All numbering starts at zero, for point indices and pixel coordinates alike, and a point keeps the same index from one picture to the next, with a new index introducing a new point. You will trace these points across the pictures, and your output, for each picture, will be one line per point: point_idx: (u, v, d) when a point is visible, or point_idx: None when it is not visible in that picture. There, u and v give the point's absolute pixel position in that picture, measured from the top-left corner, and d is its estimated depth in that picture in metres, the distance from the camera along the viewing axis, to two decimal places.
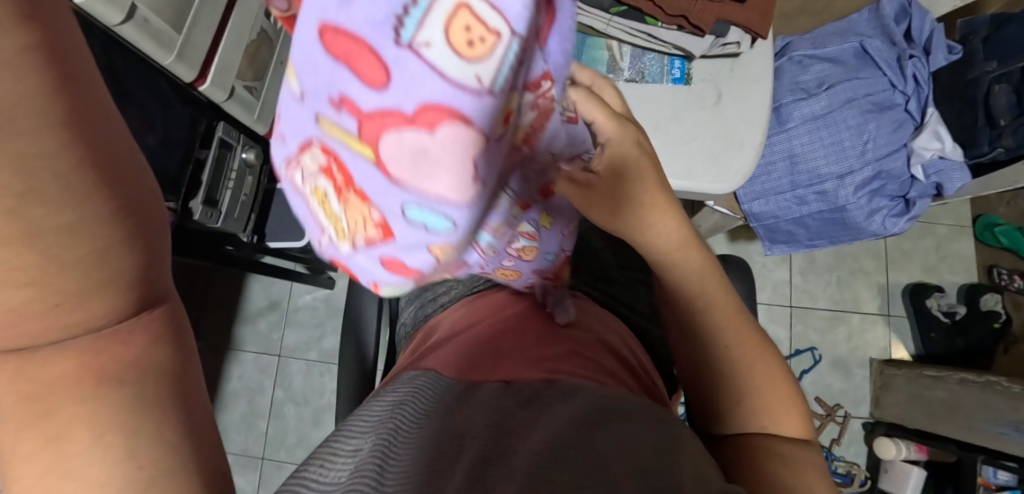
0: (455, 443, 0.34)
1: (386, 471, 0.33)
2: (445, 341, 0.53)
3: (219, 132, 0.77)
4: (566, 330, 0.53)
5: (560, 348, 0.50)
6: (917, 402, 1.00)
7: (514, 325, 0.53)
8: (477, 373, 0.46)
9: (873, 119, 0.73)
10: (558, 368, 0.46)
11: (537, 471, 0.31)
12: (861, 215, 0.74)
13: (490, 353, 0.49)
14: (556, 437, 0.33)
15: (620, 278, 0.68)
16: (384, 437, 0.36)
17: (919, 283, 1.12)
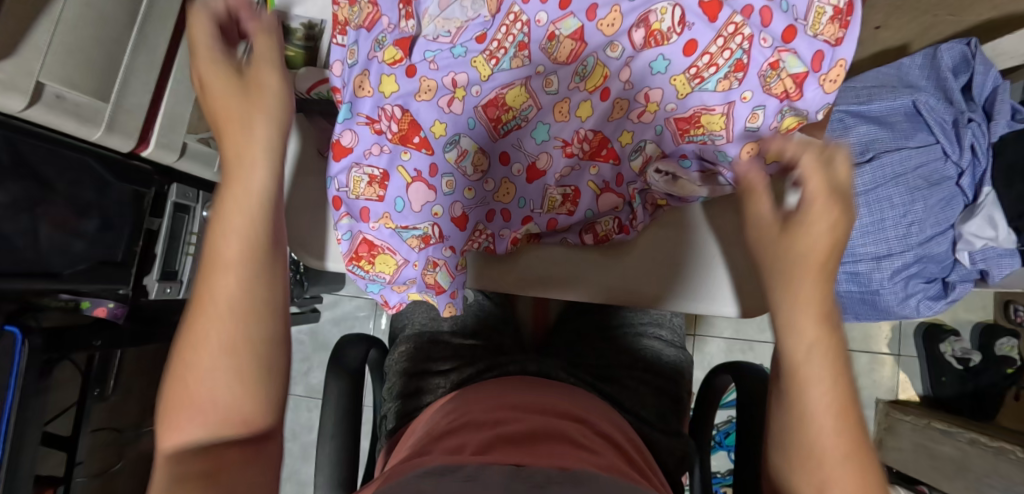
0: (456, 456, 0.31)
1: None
2: (452, 433, 0.44)
3: (174, 195, 0.67)
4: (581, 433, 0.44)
5: (560, 449, 0.39)
6: (923, 453, 0.98)
7: (508, 417, 0.46)
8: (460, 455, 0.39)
9: (921, 197, 0.64)
10: (558, 460, 0.36)
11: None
12: (894, 300, 0.67)
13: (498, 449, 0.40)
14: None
15: (622, 380, 0.63)
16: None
17: (933, 323, 1.09)
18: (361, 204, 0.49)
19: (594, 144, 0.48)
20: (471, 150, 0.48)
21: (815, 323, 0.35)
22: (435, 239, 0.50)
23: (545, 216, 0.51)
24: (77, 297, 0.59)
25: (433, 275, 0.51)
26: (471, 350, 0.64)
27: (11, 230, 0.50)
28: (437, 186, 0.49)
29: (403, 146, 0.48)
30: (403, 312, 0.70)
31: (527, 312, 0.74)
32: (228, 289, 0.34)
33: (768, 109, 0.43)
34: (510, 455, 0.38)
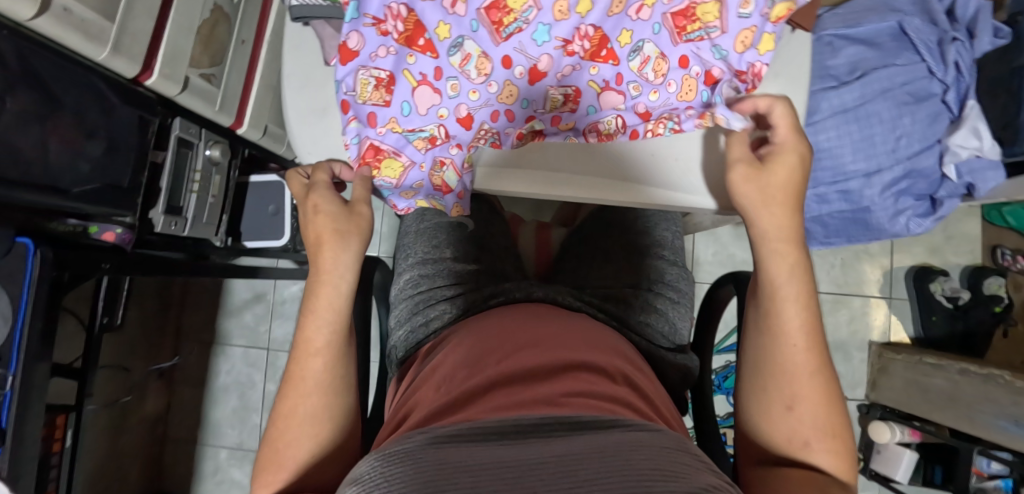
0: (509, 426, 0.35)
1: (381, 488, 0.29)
2: (466, 372, 0.46)
3: (177, 130, 0.68)
4: (590, 371, 0.45)
5: (561, 391, 0.41)
6: (914, 388, 1.00)
7: (518, 349, 0.48)
8: (476, 402, 0.41)
9: (909, 112, 0.66)
10: (559, 407, 0.38)
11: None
12: (885, 216, 0.69)
13: (483, 393, 0.42)
14: (538, 460, 0.30)
15: (627, 299, 0.61)
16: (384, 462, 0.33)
17: (924, 265, 1.11)
18: (366, 108, 0.50)
19: (594, 41, 0.50)
20: (475, 53, 0.50)
21: (797, 306, 0.43)
22: (441, 138, 0.52)
23: (547, 112, 0.54)
24: (85, 221, 0.60)
25: (440, 176, 0.54)
26: (475, 275, 0.62)
27: (21, 140, 0.50)
28: (442, 88, 0.51)
29: (410, 48, 0.50)
30: (403, 239, 0.67)
31: (529, 247, 0.73)
32: (331, 294, 0.47)
33: None
34: (489, 404, 0.40)
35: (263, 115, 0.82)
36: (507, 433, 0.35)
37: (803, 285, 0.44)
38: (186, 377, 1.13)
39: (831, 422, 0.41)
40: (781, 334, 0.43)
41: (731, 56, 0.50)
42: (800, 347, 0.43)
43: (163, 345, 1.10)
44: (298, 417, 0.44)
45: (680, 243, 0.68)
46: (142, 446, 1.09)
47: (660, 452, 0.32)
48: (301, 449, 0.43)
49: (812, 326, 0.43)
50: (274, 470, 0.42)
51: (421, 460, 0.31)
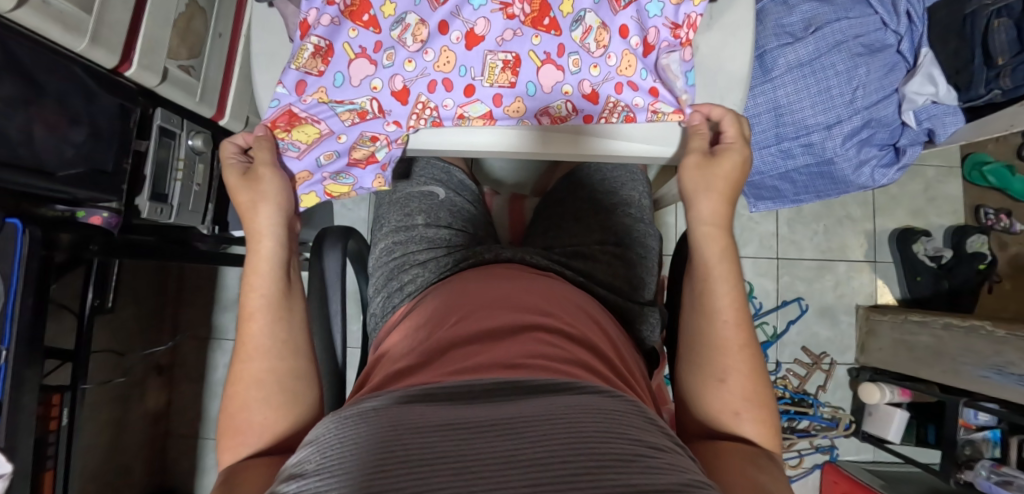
0: (461, 395, 0.36)
1: (330, 456, 0.30)
2: (434, 330, 0.48)
3: (158, 120, 0.71)
4: (549, 331, 0.46)
5: (518, 350, 0.42)
6: (902, 347, 1.00)
7: (480, 310, 0.49)
8: (440, 361, 0.43)
9: (863, 63, 0.68)
10: (508, 367, 0.40)
11: (475, 466, 0.27)
12: (849, 168, 0.71)
13: (443, 355, 0.43)
14: (484, 424, 0.31)
15: (593, 255, 0.63)
16: (343, 418, 0.34)
17: (906, 227, 1.11)
18: (297, 75, 0.50)
19: (535, 8, 0.51)
20: (415, 23, 0.51)
21: (727, 281, 0.45)
22: (373, 113, 0.53)
23: (489, 85, 0.52)
24: (73, 206, 0.63)
25: (361, 150, 0.55)
26: (447, 239, 0.64)
27: (9, 126, 0.53)
28: (379, 60, 0.52)
29: (353, 22, 0.51)
30: (378, 211, 0.69)
31: (503, 216, 0.77)
32: (260, 266, 0.50)
33: None
34: (446, 367, 0.41)
35: (243, 107, 0.85)
36: (460, 399, 0.36)
37: (729, 266, 0.46)
38: (186, 372, 1.16)
39: (761, 396, 0.42)
40: (715, 309, 0.44)
41: (666, 7, 0.50)
42: (732, 324, 0.44)
43: (160, 342, 1.13)
44: (243, 381, 0.45)
45: (649, 202, 0.70)
46: (146, 441, 1.11)
47: (604, 415, 0.33)
48: (254, 414, 0.44)
49: (739, 303, 0.45)
50: (233, 434, 0.43)
51: (379, 417, 0.33)
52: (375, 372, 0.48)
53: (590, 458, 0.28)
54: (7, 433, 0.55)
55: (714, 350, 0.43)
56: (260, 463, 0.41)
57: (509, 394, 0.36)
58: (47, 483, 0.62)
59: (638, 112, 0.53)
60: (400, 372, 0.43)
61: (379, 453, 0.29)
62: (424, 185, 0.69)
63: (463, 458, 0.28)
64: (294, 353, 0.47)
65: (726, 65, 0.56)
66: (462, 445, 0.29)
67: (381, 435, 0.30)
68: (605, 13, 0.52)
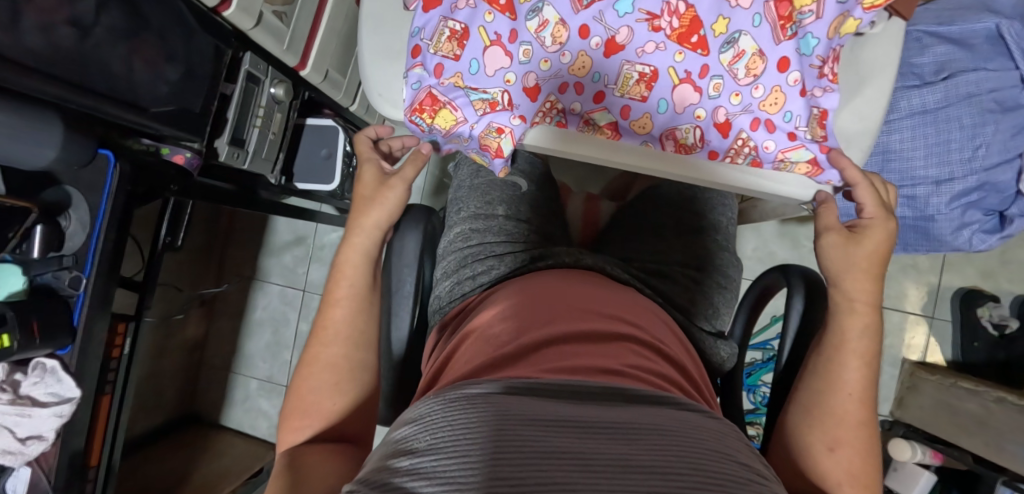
0: (561, 394, 0.35)
1: (442, 435, 0.30)
2: (521, 323, 0.47)
3: (247, 65, 0.69)
4: (638, 343, 0.46)
5: (610, 360, 0.41)
6: (943, 410, 0.97)
7: (568, 311, 0.48)
8: (531, 356, 0.42)
9: (993, 120, 0.63)
10: (603, 375, 0.39)
11: (596, 465, 0.26)
12: (948, 227, 0.67)
13: (533, 351, 0.42)
14: (596, 423, 0.30)
15: (673, 276, 0.61)
16: (451, 402, 0.34)
17: (972, 289, 1.06)
18: (437, 59, 0.51)
19: (684, 22, 0.50)
20: (553, 19, 0.50)
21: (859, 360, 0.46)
22: (503, 105, 0.51)
23: (619, 96, 0.53)
24: (158, 142, 0.62)
25: (490, 141, 0.53)
26: (524, 235, 0.63)
27: (109, 55, 0.52)
28: (514, 52, 0.51)
29: (489, 5, 0.51)
30: (456, 194, 0.68)
31: (577, 214, 0.74)
32: (351, 259, 0.50)
33: None
34: (541, 364, 0.40)
35: (325, 61, 0.83)
36: (567, 398, 0.35)
37: (868, 348, 0.47)
38: (226, 308, 1.19)
39: (870, 475, 0.43)
40: (839, 384, 0.46)
41: (821, 43, 0.49)
42: (856, 402, 0.45)
43: (207, 276, 1.15)
44: (320, 363, 0.48)
45: (733, 230, 0.67)
46: (181, 368, 1.15)
47: (712, 434, 0.32)
48: (325, 394, 0.48)
49: (868, 385, 0.46)
50: (304, 413, 0.47)
51: (488, 404, 0.32)
52: (458, 355, 0.48)
53: (701, 475, 0.27)
54: (76, 358, 0.56)
55: (833, 417, 0.45)
56: (321, 452, 0.44)
57: (618, 402, 0.35)
58: (104, 406, 0.64)
59: (765, 158, 0.52)
60: (488, 363, 0.42)
61: (494, 439, 0.28)
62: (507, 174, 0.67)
63: (583, 456, 0.27)
64: (363, 345, 0.50)
65: (858, 104, 0.52)
66: (577, 441, 0.28)
67: (495, 420, 0.30)
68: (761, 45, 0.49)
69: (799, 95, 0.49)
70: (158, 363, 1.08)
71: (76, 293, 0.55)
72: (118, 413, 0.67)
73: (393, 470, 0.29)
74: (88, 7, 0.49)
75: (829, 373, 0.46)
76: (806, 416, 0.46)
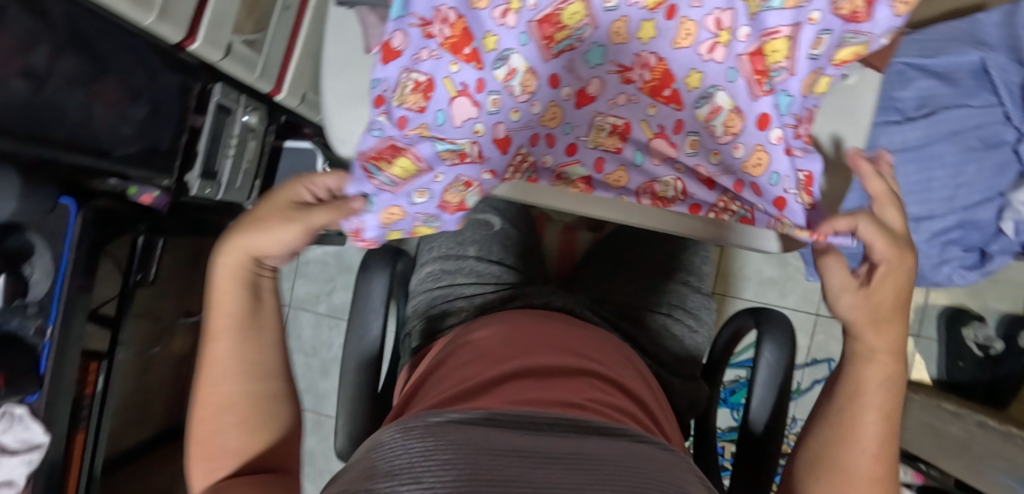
0: (517, 422, 0.34)
1: (399, 463, 0.28)
2: (491, 360, 0.45)
3: (217, 96, 0.68)
4: (601, 379, 0.45)
5: (572, 391, 0.41)
6: (928, 431, 0.97)
7: (540, 348, 0.47)
8: (493, 391, 0.41)
9: (976, 159, 0.62)
10: (567, 405, 0.38)
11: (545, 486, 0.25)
12: (928, 265, 0.66)
13: (496, 387, 0.41)
14: (549, 455, 0.30)
15: (645, 319, 0.60)
16: (415, 427, 0.32)
17: (960, 308, 1.06)
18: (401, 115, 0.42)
19: (656, 76, 0.51)
20: (522, 68, 0.49)
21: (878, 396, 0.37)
22: (472, 157, 0.47)
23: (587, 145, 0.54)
24: (125, 183, 0.61)
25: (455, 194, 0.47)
26: (496, 276, 0.62)
27: (67, 102, 0.51)
28: (481, 102, 0.47)
29: (454, 55, 0.44)
30: (428, 233, 0.68)
31: (552, 247, 0.75)
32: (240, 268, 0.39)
33: (833, 34, 0.39)
34: (502, 398, 0.39)
35: (301, 84, 0.81)
36: (524, 428, 0.34)
37: (890, 396, 0.37)
38: None
39: None
40: (856, 438, 0.37)
41: (796, 101, 0.42)
42: (877, 459, 0.36)
43: (193, 292, 1.15)
44: (211, 405, 0.37)
45: (708, 268, 0.66)
46: (168, 383, 1.15)
47: (661, 466, 0.31)
48: (229, 437, 0.37)
49: (891, 438, 0.37)
50: (206, 458, 0.37)
51: (450, 435, 0.31)
52: (426, 387, 0.47)
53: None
54: (45, 405, 0.57)
55: (842, 466, 0.36)
56: (245, 482, 0.34)
57: (572, 431, 0.34)
58: (80, 443, 0.65)
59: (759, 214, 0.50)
60: (448, 400, 0.40)
61: (455, 470, 0.27)
62: (480, 213, 0.68)
63: (539, 477, 0.26)
64: (272, 366, 0.40)
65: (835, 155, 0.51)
66: (530, 470, 0.27)
67: (458, 451, 0.28)
68: (750, 94, 0.44)
69: (784, 155, 0.43)
70: (143, 379, 1.08)
71: (42, 342, 0.56)
72: (94, 448, 0.68)
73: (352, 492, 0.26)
74: (43, 57, 0.48)
75: (849, 420, 0.37)
76: (807, 460, 0.39)
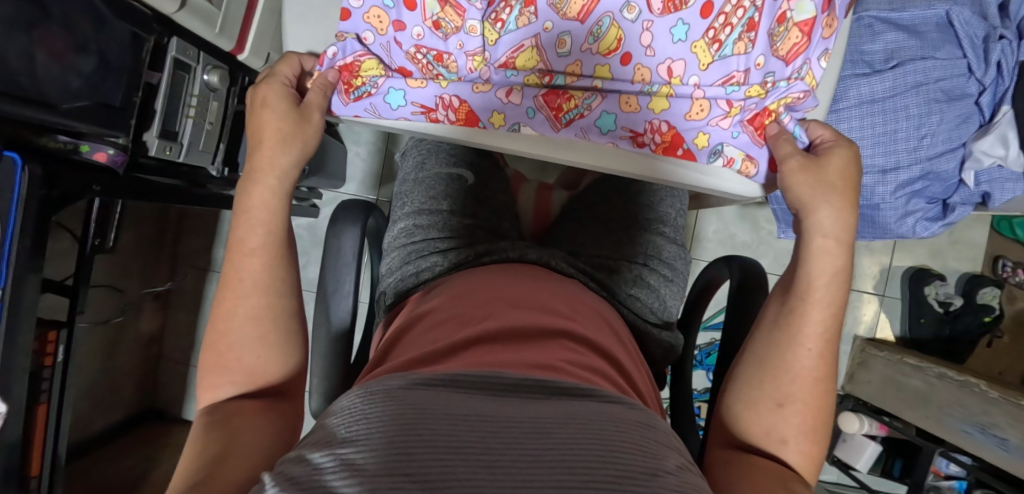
0: (476, 385, 0.34)
1: (358, 430, 0.29)
2: (461, 325, 0.44)
3: (173, 51, 0.64)
4: (571, 337, 0.45)
5: (540, 352, 0.41)
6: (891, 384, 1.01)
7: (511, 310, 0.46)
8: (459, 355, 0.40)
9: (939, 110, 0.64)
10: (535, 365, 0.38)
11: (499, 462, 0.26)
12: (893, 216, 0.67)
13: (465, 351, 0.41)
14: (514, 421, 0.30)
15: (620, 271, 0.60)
16: (373, 409, 0.30)
17: (922, 268, 1.09)
18: None
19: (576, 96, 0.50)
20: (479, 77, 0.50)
21: (824, 310, 0.42)
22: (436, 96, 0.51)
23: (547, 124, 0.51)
24: (76, 139, 0.58)
25: None
26: (469, 232, 0.61)
27: (4, 48, 0.47)
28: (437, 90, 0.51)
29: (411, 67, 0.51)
30: (400, 190, 0.66)
31: (528, 206, 0.73)
32: (251, 265, 0.43)
33: (776, 75, 0.45)
34: (471, 360, 0.39)
35: (264, 44, 0.77)
36: (489, 388, 0.34)
37: (835, 294, 0.42)
38: (182, 301, 1.16)
39: (814, 429, 0.40)
40: (798, 334, 0.42)
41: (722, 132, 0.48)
42: (814, 354, 0.41)
43: (160, 272, 1.11)
44: (237, 315, 0.42)
45: (682, 222, 0.67)
46: (138, 362, 1.12)
47: (627, 427, 0.31)
48: (247, 342, 0.41)
49: (832, 332, 0.42)
50: (212, 357, 0.41)
51: (406, 400, 0.31)
52: (399, 345, 0.46)
53: (611, 465, 0.26)
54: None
55: (787, 370, 0.41)
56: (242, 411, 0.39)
57: (542, 394, 0.34)
58: (41, 415, 0.62)
59: (699, 151, 0.50)
60: (415, 361, 0.40)
61: (406, 434, 0.27)
62: (452, 169, 0.66)
63: (489, 454, 0.26)
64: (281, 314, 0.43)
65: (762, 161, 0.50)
66: (484, 440, 0.27)
67: (406, 426, 0.28)
68: (711, 129, 0.48)
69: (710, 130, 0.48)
70: (113, 360, 1.05)
71: None
72: (57, 420, 0.65)
73: (296, 468, 0.27)
74: None
75: (790, 317, 0.42)
76: (748, 363, 0.43)
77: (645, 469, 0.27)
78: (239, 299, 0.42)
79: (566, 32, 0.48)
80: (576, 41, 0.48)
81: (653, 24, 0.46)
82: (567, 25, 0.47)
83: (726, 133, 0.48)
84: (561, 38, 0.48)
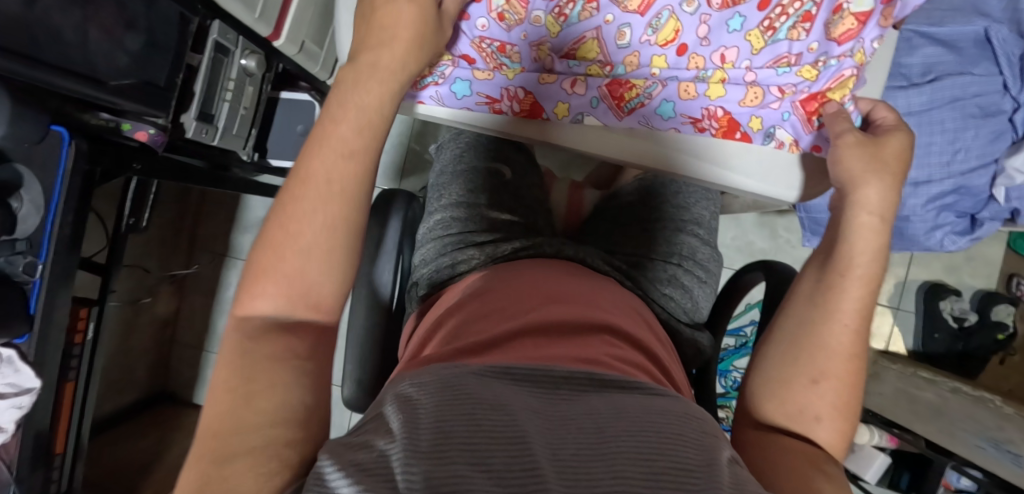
0: (527, 372, 0.34)
1: (410, 419, 0.28)
2: (503, 318, 0.45)
3: (215, 34, 0.64)
4: (615, 333, 0.45)
5: (588, 347, 0.41)
6: (902, 397, 1.02)
7: (555, 305, 0.46)
8: (508, 346, 0.40)
9: (973, 125, 0.64)
10: (583, 361, 0.38)
11: (563, 452, 0.26)
12: (922, 228, 0.68)
13: (513, 342, 0.41)
14: (570, 416, 0.29)
15: (655, 270, 0.60)
16: (427, 390, 0.30)
17: (938, 283, 1.10)
18: None
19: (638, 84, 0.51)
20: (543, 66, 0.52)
21: (859, 285, 0.41)
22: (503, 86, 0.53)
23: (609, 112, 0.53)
24: (118, 118, 0.58)
25: None
26: (507, 227, 0.61)
27: (60, 23, 0.47)
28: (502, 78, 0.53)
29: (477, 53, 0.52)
30: (437, 181, 0.67)
31: (560, 202, 0.74)
32: (336, 168, 0.35)
33: (834, 61, 0.46)
34: (521, 352, 0.39)
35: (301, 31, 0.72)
36: (542, 382, 0.34)
37: (874, 271, 0.42)
38: (198, 285, 1.15)
39: (849, 407, 0.40)
40: (835, 310, 0.41)
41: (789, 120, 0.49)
42: (850, 331, 0.40)
43: (178, 255, 1.11)
44: (307, 221, 0.34)
45: (715, 224, 0.67)
46: (152, 344, 1.12)
47: (683, 421, 0.31)
48: (311, 264, 0.34)
49: (865, 310, 0.41)
50: (270, 275, 0.34)
51: (467, 387, 0.30)
52: (435, 337, 0.46)
53: (662, 460, 0.26)
54: (35, 347, 0.55)
55: (819, 348, 0.41)
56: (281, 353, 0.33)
57: (591, 388, 0.34)
58: (70, 391, 0.62)
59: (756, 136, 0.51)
60: (462, 351, 0.40)
61: (465, 426, 0.27)
62: (490, 162, 0.67)
63: (553, 445, 0.26)
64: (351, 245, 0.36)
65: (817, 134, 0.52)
66: (546, 435, 0.27)
67: (465, 407, 0.28)
68: (766, 114, 0.50)
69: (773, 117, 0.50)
70: (127, 341, 1.05)
71: (33, 280, 0.53)
72: (84, 397, 0.65)
73: (363, 454, 0.27)
74: None
75: (821, 295, 0.42)
76: (777, 343, 0.43)
77: (700, 463, 0.27)
78: (308, 213, 0.34)
79: (623, 26, 0.48)
80: (634, 36, 0.49)
81: (711, 20, 0.47)
82: (626, 19, 0.48)
83: (777, 115, 0.50)
84: (620, 30, 0.49)
